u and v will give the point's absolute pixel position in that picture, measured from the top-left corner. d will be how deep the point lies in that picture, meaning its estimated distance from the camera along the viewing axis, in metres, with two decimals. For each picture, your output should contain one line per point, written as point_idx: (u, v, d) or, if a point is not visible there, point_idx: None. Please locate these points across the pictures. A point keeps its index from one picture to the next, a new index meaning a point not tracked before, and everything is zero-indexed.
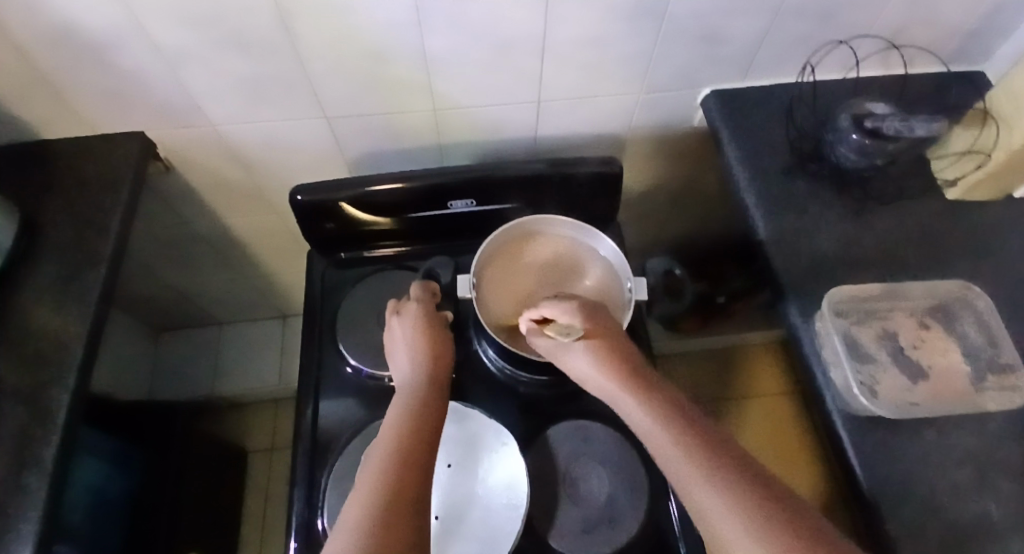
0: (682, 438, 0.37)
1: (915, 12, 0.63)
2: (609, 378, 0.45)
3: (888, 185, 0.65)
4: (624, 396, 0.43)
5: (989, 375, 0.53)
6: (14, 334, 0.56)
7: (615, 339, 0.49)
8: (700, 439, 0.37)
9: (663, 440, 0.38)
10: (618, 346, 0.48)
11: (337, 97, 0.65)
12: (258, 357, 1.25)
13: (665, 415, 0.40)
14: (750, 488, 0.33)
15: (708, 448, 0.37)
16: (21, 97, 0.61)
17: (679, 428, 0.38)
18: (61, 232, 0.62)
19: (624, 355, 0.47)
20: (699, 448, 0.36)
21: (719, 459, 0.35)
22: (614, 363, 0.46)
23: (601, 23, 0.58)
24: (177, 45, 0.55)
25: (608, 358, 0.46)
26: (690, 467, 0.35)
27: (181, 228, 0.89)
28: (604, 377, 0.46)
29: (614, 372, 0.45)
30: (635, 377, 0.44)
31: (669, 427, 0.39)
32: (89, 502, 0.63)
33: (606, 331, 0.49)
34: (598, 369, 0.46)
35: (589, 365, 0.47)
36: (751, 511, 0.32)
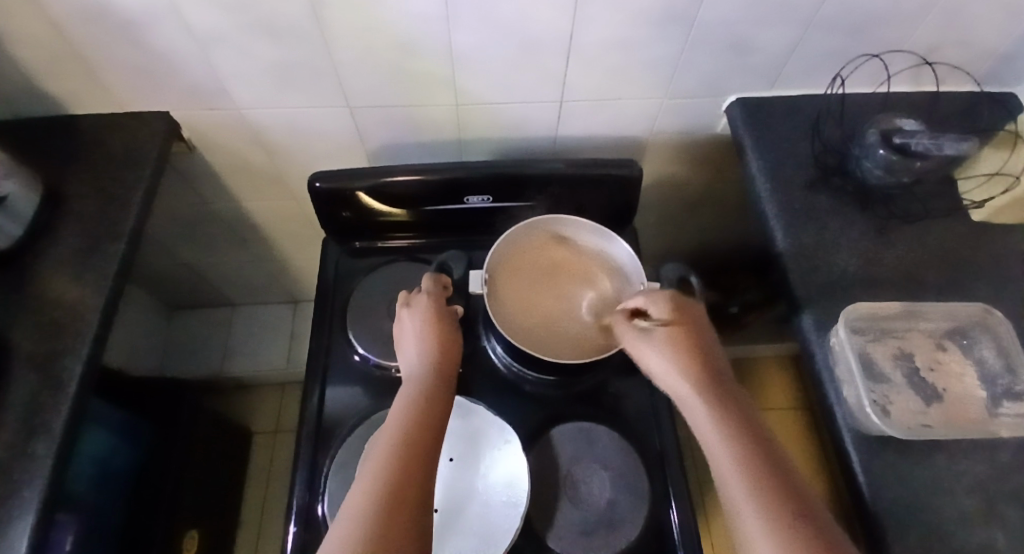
0: (744, 464, 0.38)
1: (950, 30, 0.61)
2: (675, 373, 0.46)
3: (913, 205, 0.63)
4: (693, 398, 0.44)
5: (1006, 402, 0.52)
6: (32, 302, 0.57)
7: (703, 339, 0.49)
8: (755, 453, 0.38)
9: (716, 444, 0.40)
10: (701, 348, 0.48)
11: (361, 87, 0.65)
12: (267, 341, 1.26)
13: (725, 421, 0.41)
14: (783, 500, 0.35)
15: (757, 456, 0.38)
16: (51, 71, 0.62)
17: (742, 443, 0.39)
18: (83, 205, 0.63)
19: (705, 360, 0.47)
20: (751, 466, 0.37)
21: (764, 478, 0.36)
22: (693, 364, 0.46)
23: (629, 27, 0.58)
24: (207, 26, 0.55)
25: (684, 353, 0.47)
26: (738, 479, 0.37)
27: (199, 208, 0.89)
28: (676, 374, 0.46)
29: (690, 374, 0.46)
30: (711, 384, 0.45)
31: (729, 442, 0.39)
32: (94, 470, 0.64)
33: (694, 333, 0.49)
34: (669, 360, 0.47)
35: (662, 359, 0.48)
36: (777, 522, 0.34)
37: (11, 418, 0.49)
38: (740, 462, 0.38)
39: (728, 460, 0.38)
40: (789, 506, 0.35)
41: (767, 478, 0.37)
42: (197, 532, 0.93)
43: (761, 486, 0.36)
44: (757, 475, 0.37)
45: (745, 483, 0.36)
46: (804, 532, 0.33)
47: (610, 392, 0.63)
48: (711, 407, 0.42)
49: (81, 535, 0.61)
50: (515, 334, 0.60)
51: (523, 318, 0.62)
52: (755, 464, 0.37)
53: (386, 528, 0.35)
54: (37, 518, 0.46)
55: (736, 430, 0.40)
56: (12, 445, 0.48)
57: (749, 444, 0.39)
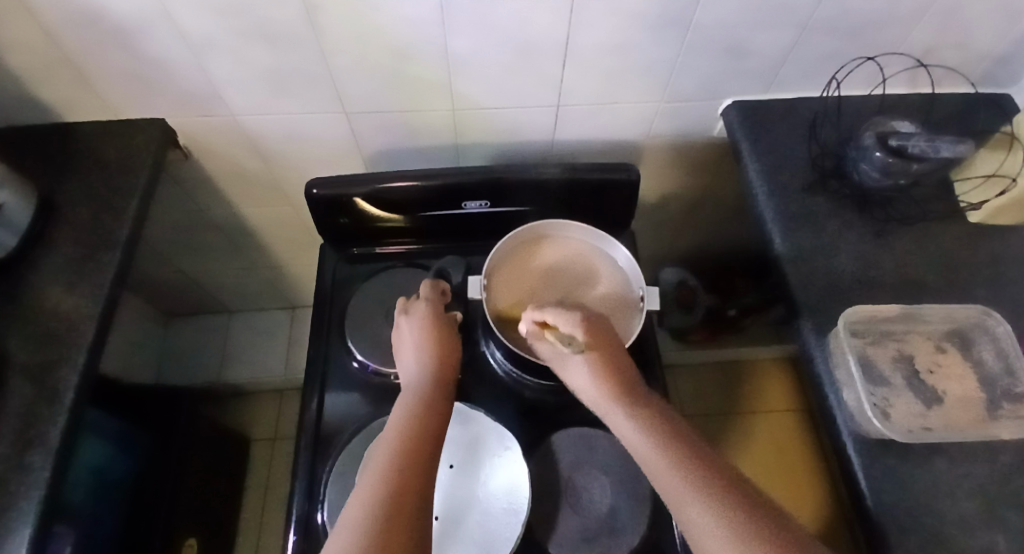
0: (676, 460, 0.38)
1: (946, 32, 0.62)
2: (595, 385, 0.47)
3: (911, 207, 0.63)
4: (613, 407, 0.45)
5: (1006, 403, 0.52)
6: (28, 312, 0.56)
7: (617, 354, 0.50)
8: (682, 449, 0.39)
9: (644, 447, 0.41)
10: (616, 356, 0.49)
11: (358, 93, 0.65)
12: (265, 347, 1.26)
13: (649, 423, 0.42)
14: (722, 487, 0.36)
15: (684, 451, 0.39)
16: (46, 78, 0.62)
17: (668, 441, 0.40)
18: (78, 213, 0.63)
19: (624, 374, 0.48)
20: (685, 465, 0.38)
21: (699, 470, 0.37)
22: (612, 378, 0.47)
23: (624, 30, 0.58)
24: (203, 33, 0.55)
25: (600, 362, 0.48)
26: (674, 475, 0.37)
27: (196, 215, 0.89)
28: (597, 387, 0.47)
29: (608, 384, 0.47)
30: (634, 395, 0.46)
31: (659, 447, 0.40)
32: (90, 480, 0.63)
33: (608, 346, 0.50)
34: (588, 372, 0.48)
35: (587, 378, 0.48)
36: (725, 510, 0.34)
37: (5, 429, 0.49)
38: (671, 459, 0.38)
39: (659, 461, 0.39)
40: (727, 491, 0.36)
41: (705, 473, 0.37)
42: (195, 541, 0.92)
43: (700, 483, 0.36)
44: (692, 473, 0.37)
45: (682, 482, 0.36)
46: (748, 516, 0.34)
47: None
48: (636, 417, 0.43)
49: (78, 547, 0.60)
50: (508, 335, 0.60)
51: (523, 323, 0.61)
52: (690, 464, 0.38)
53: (385, 542, 0.34)
54: (32, 531, 0.45)
55: (658, 431, 0.41)
56: (7, 457, 0.48)
57: (677, 445, 0.40)
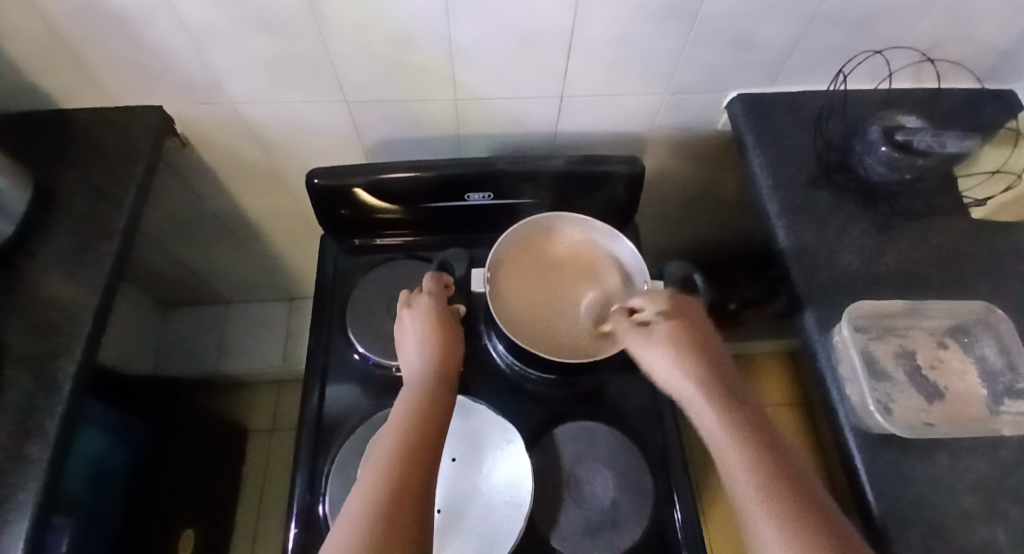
0: (761, 478, 0.36)
1: (953, 26, 0.61)
2: (678, 371, 0.45)
3: (915, 202, 0.63)
4: (699, 398, 0.43)
5: (1007, 400, 0.52)
6: (23, 302, 0.55)
7: (703, 334, 0.48)
8: (768, 461, 0.37)
9: (728, 450, 0.39)
10: (704, 344, 0.47)
11: (359, 82, 0.64)
12: (264, 338, 1.25)
13: (736, 424, 0.40)
14: (803, 514, 0.34)
15: (771, 466, 0.37)
16: (39, 65, 0.60)
17: (755, 449, 0.38)
18: (75, 201, 0.62)
19: (708, 359, 0.46)
20: (762, 470, 0.37)
21: (784, 493, 0.35)
22: (697, 360, 0.45)
23: (631, 21, 0.57)
24: (201, 20, 0.54)
25: (688, 350, 0.46)
26: (757, 495, 0.36)
27: (193, 204, 0.88)
28: (682, 371, 0.45)
29: (695, 374, 0.44)
30: (714, 379, 0.44)
31: (740, 444, 0.39)
32: (89, 471, 0.63)
33: (695, 334, 0.48)
34: (671, 357, 0.46)
35: (667, 359, 0.46)
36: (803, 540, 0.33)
37: (3, 420, 0.48)
38: (757, 476, 0.36)
39: (742, 469, 0.37)
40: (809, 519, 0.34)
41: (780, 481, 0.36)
42: (193, 532, 0.92)
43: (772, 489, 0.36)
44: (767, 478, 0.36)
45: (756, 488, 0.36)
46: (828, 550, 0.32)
47: (611, 391, 0.63)
48: (718, 405, 0.42)
49: (77, 537, 0.60)
50: (507, 326, 0.59)
51: (524, 315, 0.61)
52: (772, 476, 0.36)
53: (384, 543, 0.34)
54: (31, 523, 0.45)
55: (748, 435, 0.39)
56: (5, 449, 0.47)
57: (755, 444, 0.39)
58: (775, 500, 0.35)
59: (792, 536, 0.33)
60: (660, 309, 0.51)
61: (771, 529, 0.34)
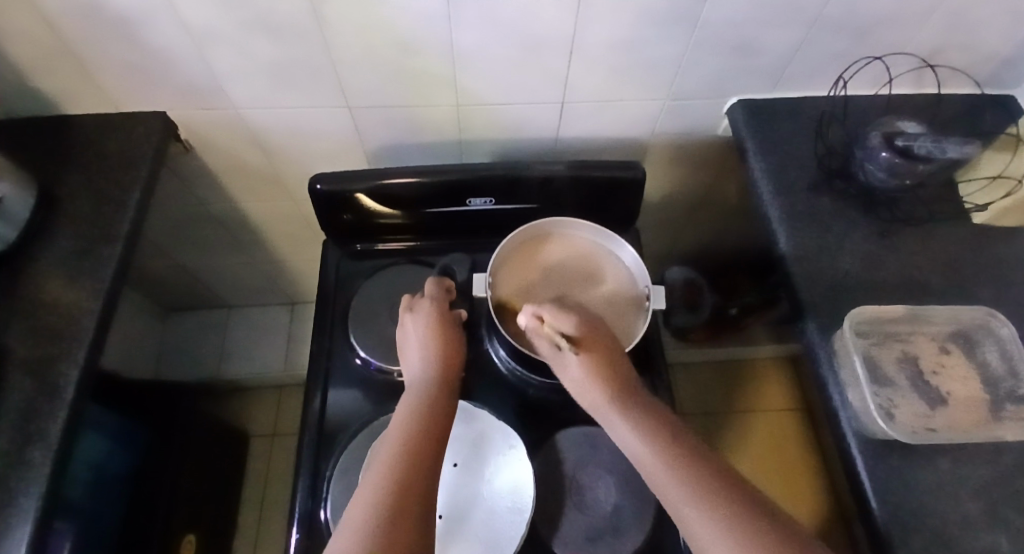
0: (683, 477, 0.38)
1: (953, 32, 0.61)
2: (592, 388, 0.47)
3: (916, 208, 0.63)
4: (612, 414, 0.45)
5: (1010, 405, 0.52)
6: (26, 305, 0.56)
7: (610, 351, 0.49)
8: (687, 459, 0.39)
9: (647, 457, 0.40)
10: (609, 356, 0.49)
11: (361, 87, 0.64)
12: (265, 342, 1.25)
13: (649, 431, 0.42)
14: (730, 502, 0.36)
15: (691, 465, 0.39)
16: (45, 70, 0.61)
17: (671, 450, 0.40)
18: (79, 206, 0.62)
19: (617, 377, 0.47)
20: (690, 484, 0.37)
21: (708, 484, 0.37)
22: (607, 382, 0.46)
23: (632, 27, 0.57)
24: (206, 25, 0.54)
25: (596, 365, 0.47)
26: (682, 494, 0.37)
27: (196, 209, 0.88)
28: (593, 388, 0.47)
29: (603, 389, 0.46)
30: (623, 389, 0.46)
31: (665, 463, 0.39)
32: (90, 475, 0.63)
33: (601, 343, 0.49)
34: (583, 373, 0.47)
35: (580, 378, 0.47)
36: (736, 529, 0.34)
37: (5, 424, 0.48)
38: (677, 475, 0.38)
39: (665, 473, 0.38)
40: (736, 503, 0.36)
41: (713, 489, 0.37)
42: (194, 537, 0.92)
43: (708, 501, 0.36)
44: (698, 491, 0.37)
45: (692, 499, 0.36)
46: (762, 532, 0.33)
47: None
48: (634, 424, 0.43)
49: (78, 542, 0.60)
50: (507, 327, 0.60)
51: (525, 321, 0.61)
52: (695, 472, 0.38)
53: (385, 549, 0.34)
54: (33, 527, 0.45)
55: (660, 439, 0.41)
56: (7, 453, 0.47)
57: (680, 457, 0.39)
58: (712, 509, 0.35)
59: (724, 526, 0.34)
60: (567, 328, 0.50)
61: (703, 526, 0.35)
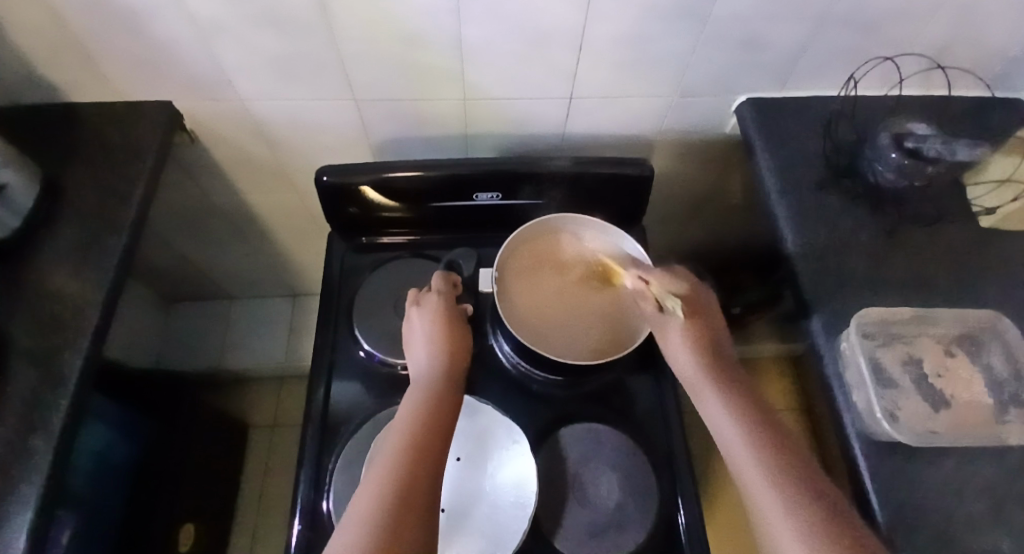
0: (758, 447, 0.41)
1: (963, 31, 0.61)
2: (690, 359, 0.50)
3: (924, 208, 0.63)
4: (704, 384, 0.48)
5: (1013, 408, 0.52)
6: (29, 294, 0.55)
7: (714, 328, 0.52)
8: (769, 436, 0.42)
9: (727, 425, 0.44)
10: (713, 336, 0.52)
11: (368, 80, 0.64)
12: (267, 334, 1.25)
13: (736, 404, 0.45)
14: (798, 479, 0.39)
15: (770, 440, 0.42)
16: (49, 58, 0.60)
17: (754, 422, 0.43)
18: (84, 195, 0.62)
19: (717, 354, 0.50)
20: (772, 464, 0.40)
21: (782, 461, 0.40)
22: (708, 355, 0.50)
23: (641, 22, 0.57)
24: (212, 16, 0.54)
25: (699, 341, 0.51)
26: (756, 462, 0.40)
27: (199, 199, 0.88)
28: (693, 360, 0.50)
29: (703, 361, 0.50)
30: (719, 366, 0.49)
31: (752, 440, 0.42)
32: (92, 464, 0.63)
33: (706, 318, 0.53)
34: (685, 345, 0.51)
35: (681, 348, 0.51)
36: (796, 501, 0.37)
37: (8, 413, 0.48)
38: (756, 446, 0.41)
39: (742, 440, 0.42)
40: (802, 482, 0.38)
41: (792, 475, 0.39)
42: (194, 527, 0.92)
43: (784, 483, 0.38)
44: (776, 471, 0.39)
45: (769, 479, 0.39)
46: (820, 511, 0.36)
47: (616, 392, 0.63)
48: (723, 395, 0.46)
49: (80, 530, 0.60)
50: (511, 323, 0.59)
51: (534, 317, 0.61)
52: (772, 447, 0.41)
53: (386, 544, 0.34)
54: (36, 517, 0.45)
55: (745, 412, 0.44)
56: (10, 442, 0.47)
57: (766, 440, 0.42)
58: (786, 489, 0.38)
59: (785, 497, 0.37)
60: (673, 292, 0.54)
61: (768, 494, 0.38)
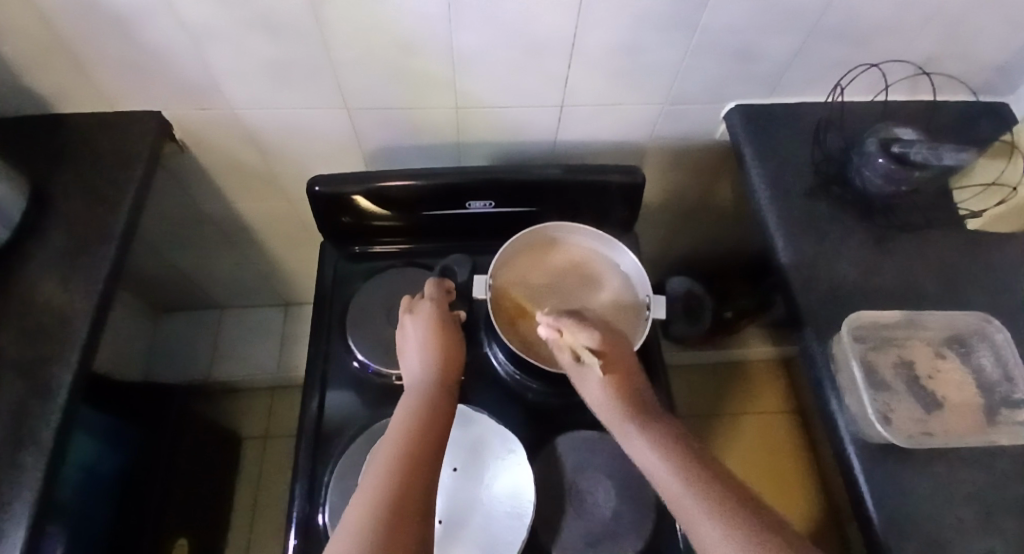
0: (690, 478, 0.37)
1: (949, 41, 0.62)
2: (611, 404, 0.46)
3: (912, 214, 0.64)
4: (627, 428, 0.43)
5: (1003, 410, 0.52)
6: (17, 307, 0.55)
7: (630, 367, 0.49)
8: (700, 466, 0.38)
9: (658, 463, 0.39)
10: (631, 376, 0.48)
11: (360, 87, 0.64)
12: (258, 344, 1.24)
13: (662, 439, 0.41)
14: (742, 508, 0.34)
15: (702, 469, 0.37)
16: (39, 67, 0.60)
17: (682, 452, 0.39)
18: (72, 205, 0.61)
19: (638, 395, 0.46)
20: (717, 497, 0.35)
21: (721, 492, 0.35)
22: (626, 396, 0.46)
23: (632, 31, 0.57)
24: (203, 21, 0.53)
25: (617, 381, 0.47)
26: (693, 497, 0.35)
27: (190, 209, 0.87)
28: (611, 406, 0.46)
29: (622, 404, 0.45)
30: (640, 404, 0.45)
31: (679, 468, 0.38)
32: (81, 479, 0.62)
33: (621, 357, 0.49)
34: (602, 389, 0.46)
35: (599, 394, 0.47)
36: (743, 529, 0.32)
37: None
38: (689, 478, 0.36)
39: (674, 476, 0.37)
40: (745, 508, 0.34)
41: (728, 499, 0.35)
42: (184, 541, 0.90)
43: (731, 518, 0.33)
44: (722, 505, 0.34)
45: (711, 512, 0.34)
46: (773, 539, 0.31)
47: None
48: (646, 430, 0.42)
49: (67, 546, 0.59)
50: (506, 333, 0.60)
51: (527, 330, 0.60)
52: (705, 477, 0.37)
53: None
54: (26, 532, 0.44)
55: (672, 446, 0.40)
56: None
57: (704, 474, 0.37)
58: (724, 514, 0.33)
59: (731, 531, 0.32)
60: (585, 337, 0.50)
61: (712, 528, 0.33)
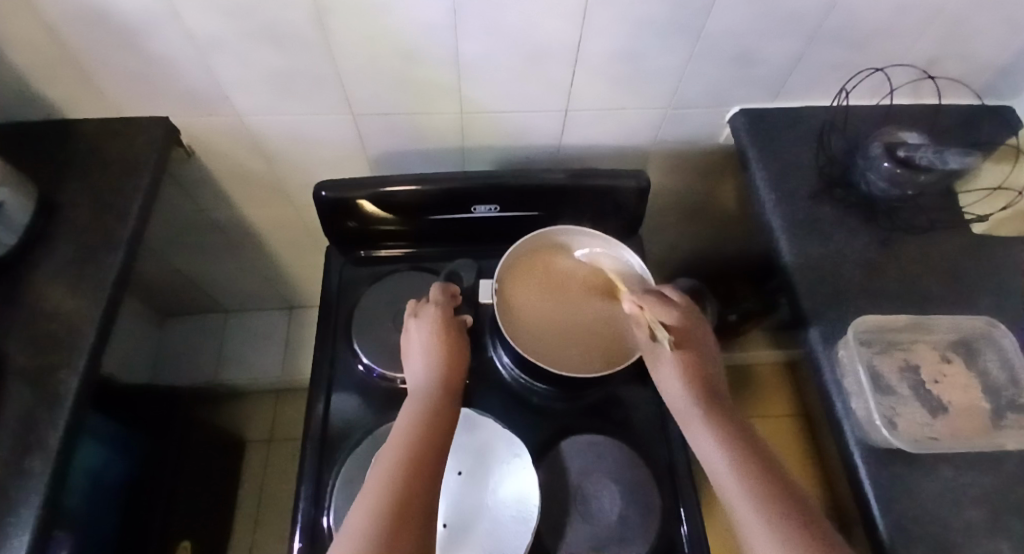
0: (746, 478, 0.39)
1: (951, 44, 0.62)
2: (681, 384, 0.47)
3: (917, 217, 0.64)
4: (693, 408, 0.45)
5: (1010, 414, 0.52)
6: (26, 313, 0.55)
7: (707, 348, 0.50)
8: (758, 465, 0.40)
9: (717, 456, 0.42)
10: (706, 356, 0.49)
11: (365, 94, 0.65)
12: (263, 347, 1.25)
13: (727, 432, 0.43)
14: (788, 514, 0.37)
15: (761, 469, 0.40)
16: (47, 76, 0.60)
17: (744, 449, 0.41)
18: (80, 211, 0.62)
19: (710, 377, 0.48)
20: (768, 500, 0.38)
21: (774, 495, 0.38)
22: (697, 376, 0.47)
23: (635, 37, 0.57)
24: (209, 31, 0.54)
25: (690, 364, 0.48)
26: (747, 496, 0.38)
27: (195, 213, 0.88)
28: (682, 384, 0.47)
29: (694, 385, 0.47)
30: (708, 389, 0.47)
31: (737, 464, 0.40)
32: (88, 484, 0.62)
33: (699, 339, 0.50)
34: (675, 368, 0.48)
35: (671, 372, 0.48)
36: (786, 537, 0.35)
37: (4, 434, 0.48)
38: (745, 478, 0.39)
39: (732, 472, 0.40)
40: (792, 514, 0.37)
41: (777, 499, 0.38)
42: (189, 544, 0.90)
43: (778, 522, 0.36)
44: (772, 509, 0.37)
45: (760, 514, 0.37)
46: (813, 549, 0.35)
47: (614, 405, 0.63)
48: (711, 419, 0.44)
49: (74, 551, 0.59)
50: (512, 335, 0.59)
51: (535, 331, 0.60)
52: (762, 478, 0.39)
53: None
54: (33, 538, 0.44)
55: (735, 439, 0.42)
56: (5, 463, 0.47)
57: (761, 474, 0.39)
58: (772, 514, 0.37)
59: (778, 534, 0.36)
60: (665, 316, 0.51)
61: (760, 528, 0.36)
